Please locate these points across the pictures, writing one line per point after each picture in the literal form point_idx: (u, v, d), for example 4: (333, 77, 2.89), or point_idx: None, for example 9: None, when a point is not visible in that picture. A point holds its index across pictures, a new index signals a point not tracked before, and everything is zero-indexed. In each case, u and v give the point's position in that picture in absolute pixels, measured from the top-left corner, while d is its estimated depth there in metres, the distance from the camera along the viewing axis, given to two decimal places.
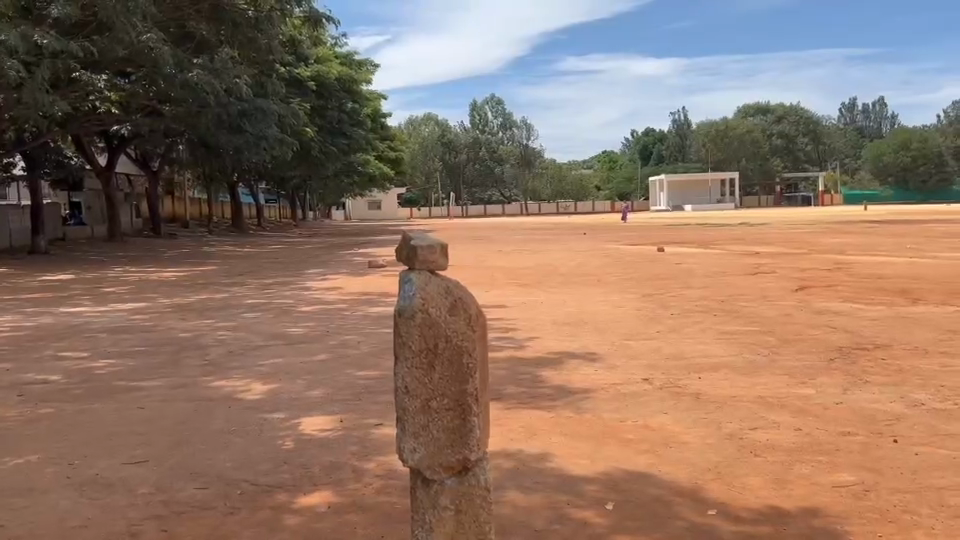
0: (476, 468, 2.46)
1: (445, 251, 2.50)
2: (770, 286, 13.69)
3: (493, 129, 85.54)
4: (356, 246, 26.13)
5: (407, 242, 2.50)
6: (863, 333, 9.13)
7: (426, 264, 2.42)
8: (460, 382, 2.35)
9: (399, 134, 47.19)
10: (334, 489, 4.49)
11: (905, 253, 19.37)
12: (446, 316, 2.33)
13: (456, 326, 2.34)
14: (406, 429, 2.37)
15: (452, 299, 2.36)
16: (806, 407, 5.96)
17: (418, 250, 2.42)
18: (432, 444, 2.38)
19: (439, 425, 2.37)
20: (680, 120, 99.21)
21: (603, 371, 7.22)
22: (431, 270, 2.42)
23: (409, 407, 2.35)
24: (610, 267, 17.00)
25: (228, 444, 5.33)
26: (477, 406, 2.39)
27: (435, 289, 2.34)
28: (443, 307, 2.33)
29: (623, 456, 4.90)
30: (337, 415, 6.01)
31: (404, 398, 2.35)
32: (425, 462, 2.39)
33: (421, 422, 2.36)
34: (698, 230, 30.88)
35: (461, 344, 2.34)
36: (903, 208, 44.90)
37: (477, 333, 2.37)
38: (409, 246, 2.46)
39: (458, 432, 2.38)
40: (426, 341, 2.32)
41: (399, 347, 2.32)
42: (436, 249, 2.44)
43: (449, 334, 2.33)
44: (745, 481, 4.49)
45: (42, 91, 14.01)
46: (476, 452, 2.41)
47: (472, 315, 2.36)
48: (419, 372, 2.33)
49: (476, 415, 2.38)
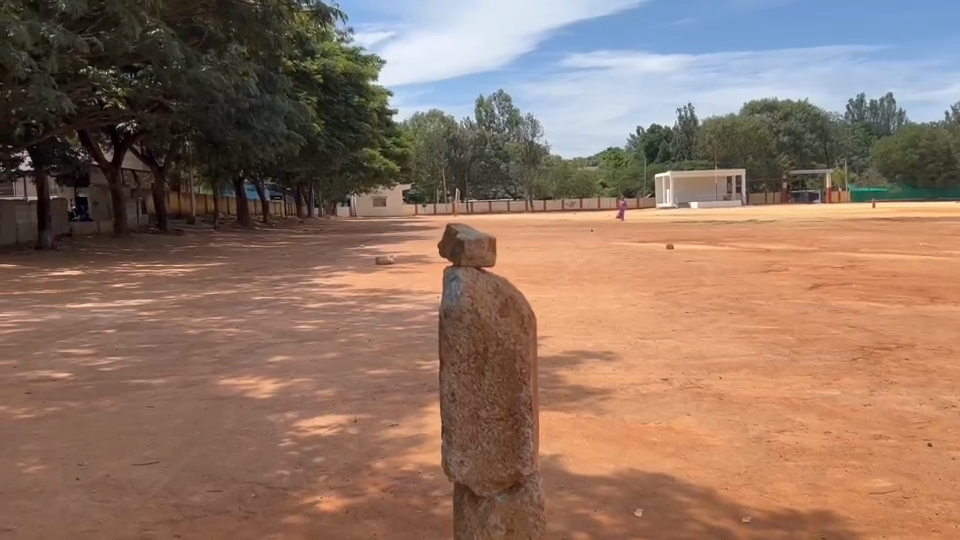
0: (528, 483, 2.32)
1: (492, 246, 2.36)
2: (784, 285, 13.52)
3: (499, 127, 85.29)
4: (363, 242, 25.97)
5: (452, 234, 2.39)
6: (884, 333, 8.95)
7: (473, 255, 2.30)
8: (513, 391, 2.21)
9: (405, 132, 47.03)
10: (346, 491, 4.32)
11: (917, 251, 19.07)
12: (496, 315, 2.18)
13: (510, 316, 2.19)
14: (453, 443, 2.23)
15: (501, 293, 2.22)
16: (832, 409, 5.80)
17: (461, 243, 2.30)
18: (482, 458, 2.24)
19: (489, 436, 2.22)
20: (687, 118, 98.61)
21: (622, 370, 7.05)
22: (478, 265, 2.30)
23: (457, 417, 2.21)
24: (621, 265, 16.82)
25: (241, 445, 5.16)
26: (530, 417, 2.25)
27: (483, 283, 2.20)
28: (494, 305, 2.18)
29: (647, 459, 4.74)
30: (349, 415, 5.83)
31: (449, 405, 2.20)
32: (473, 477, 2.25)
33: (470, 433, 2.22)
34: (708, 228, 30.63)
35: (517, 345, 2.19)
36: (907, 203, 44.56)
37: (532, 335, 2.22)
38: (456, 242, 2.31)
39: (508, 445, 2.24)
40: (476, 340, 2.17)
41: (446, 351, 2.17)
42: (482, 242, 2.32)
43: (501, 330, 2.17)
44: (777, 486, 4.30)
45: (50, 85, 13.98)
46: (529, 467, 2.28)
47: (525, 317, 2.22)
48: (466, 378, 2.18)
49: (530, 427, 2.24)
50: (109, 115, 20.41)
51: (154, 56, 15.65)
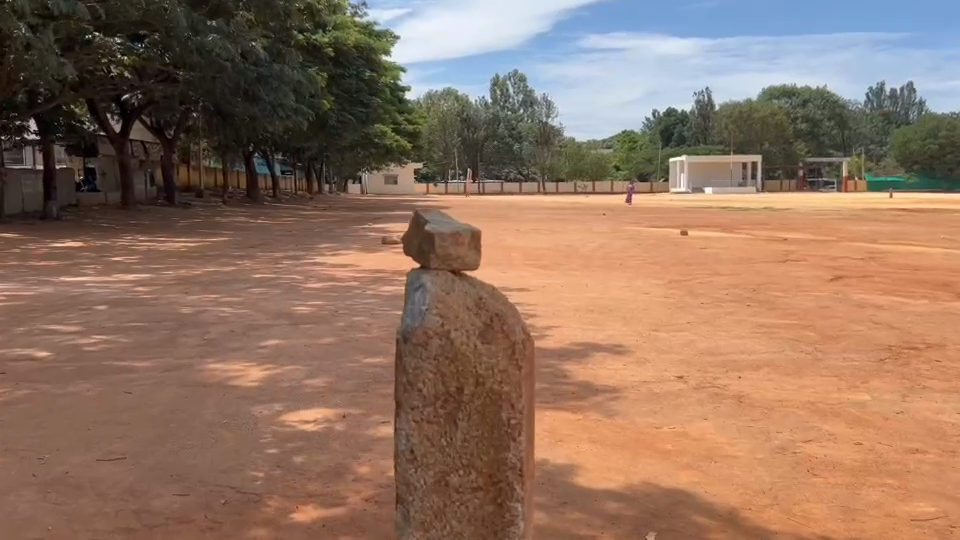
0: None
1: (474, 242, 2.32)
2: (803, 276, 13.00)
3: (513, 106, 84.34)
4: (370, 221, 25.50)
5: (423, 229, 2.33)
6: (911, 331, 8.45)
7: (455, 253, 2.26)
8: (496, 449, 2.23)
9: (418, 109, 46.42)
10: (326, 500, 3.88)
11: (937, 244, 18.52)
12: (479, 342, 2.19)
13: (498, 338, 2.21)
14: (414, 519, 2.25)
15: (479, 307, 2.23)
16: (862, 416, 5.35)
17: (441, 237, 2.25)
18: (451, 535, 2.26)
19: (461, 505, 2.24)
20: (704, 102, 97.16)
21: (634, 366, 6.59)
22: (454, 266, 2.26)
23: (424, 482, 2.22)
24: (634, 250, 16.29)
25: (216, 440, 4.73)
26: (519, 483, 2.24)
27: (458, 298, 2.20)
28: (474, 330, 2.20)
29: (661, 470, 4.30)
30: (339, 408, 5.39)
31: (408, 464, 2.21)
32: None
33: (439, 503, 2.24)
34: (722, 214, 30.01)
35: (507, 375, 2.21)
36: (927, 191, 43.72)
37: (523, 370, 2.22)
38: (430, 238, 2.27)
39: (488, 517, 2.26)
40: (448, 376, 2.18)
41: (407, 395, 2.19)
42: (460, 240, 2.27)
43: (484, 358, 2.19)
44: (805, 507, 3.87)
45: (51, 52, 13.54)
46: None
47: (515, 344, 2.21)
48: (433, 428, 2.20)
49: (517, 498, 2.25)
50: (116, 85, 20.00)
51: (160, 24, 15.17)
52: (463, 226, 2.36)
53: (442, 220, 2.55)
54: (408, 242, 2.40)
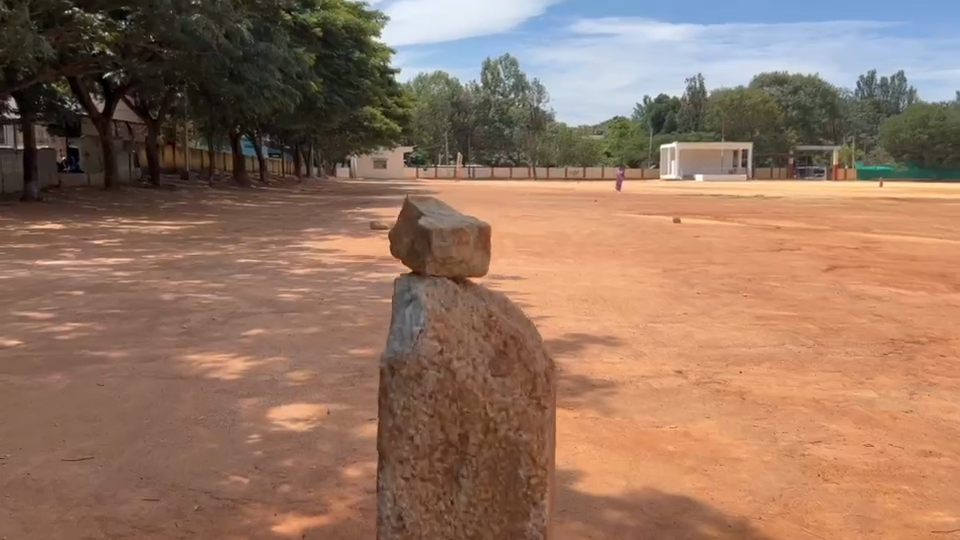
0: None
1: (481, 236, 2.35)
2: (798, 265, 12.77)
3: (504, 91, 83.66)
4: (357, 205, 25.13)
5: (417, 223, 2.35)
6: (913, 323, 8.23)
7: (458, 256, 2.30)
8: (512, 515, 2.24)
9: (408, 92, 45.87)
10: (307, 507, 3.62)
11: (931, 234, 18.32)
12: (490, 377, 2.19)
13: (515, 369, 2.23)
14: None
15: (491, 324, 2.25)
16: (871, 415, 5.12)
17: (444, 232, 2.30)
18: None
19: None
20: (695, 89, 96.68)
21: (631, 359, 6.34)
22: (455, 271, 2.30)
23: None
24: (627, 238, 16.01)
25: (192, 438, 4.46)
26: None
27: (462, 318, 2.20)
28: (484, 360, 2.20)
29: (664, 475, 4.05)
30: (322, 404, 5.12)
31: (393, 532, 2.20)
32: None
33: None
34: (714, 202, 29.73)
35: (527, 416, 2.21)
36: (919, 180, 43.59)
37: (546, 413, 2.24)
38: (431, 241, 2.29)
39: None
40: (449, 422, 2.17)
41: (396, 446, 2.16)
42: (463, 238, 2.31)
43: (500, 392, 2.19)
44: (818, 517, 3.64)
45: (29, 29, 13.11)
46: None
47: (536, 381, 2.23)
48: (429, 488, 2.19)
49: None
50: (99, 64, 19.54)
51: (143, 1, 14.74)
52: (464, 220, 2.39)
53: (433, 207, 2.56)
54: (397, 237, 2.41)
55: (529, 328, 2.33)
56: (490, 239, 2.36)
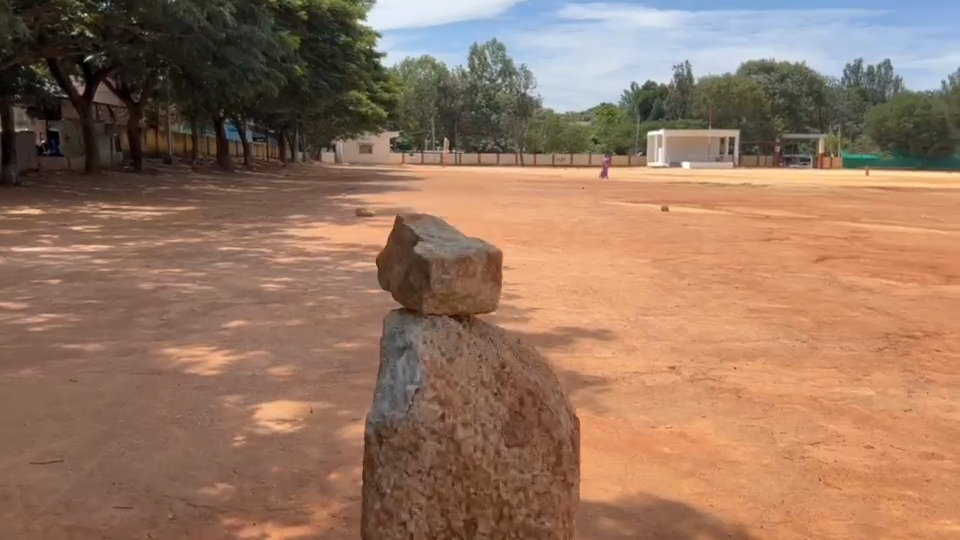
0: None
1: (489, 262, 2.24)
2: (788, 255, 12.64)
3: (491, 76, 83.12)
4: (342, 191, 24.83)
5: (416, 251, 2.25)
6: (906, 316, 8.12)
7: (462, 290, 2.21)
8: None
9: (394, 77, 45.45)
10: (288, 516, 3.44)
11: (920, 223, 18.26)
12: (504, 448, 2.17)
13: (534, 438, 2.21)
14: None
15: (504, 379, 2.23)
16: (870, 414, 4.98)
17: (455, 255, 2.19)
18: None
19: None
20: (682, 76, 96.38)
21: (622, 354, 6.19)
22: (457, 308, 2.24)
23: None
24: (615, 227, 15.85)
25: (168, 440, 4.26)
26: None
27: (469, 377, 2.17)
28: (496, 428, 2.17)
29: (660, 479, 3.90)
30: (304, 402, 4.94)
31: None
32: None
33: None
34: (702, 190, 29.61)
35: (547, 494, 2.22)
36: (905, 168, 43.66)
37: (571, 489, 2.25)
38: (432, 273, 2.19)
39: None
40: (452, 505, 2.14)
41: (387, 531, 2.13)
42: (469, 270, 2.21)
43: (517, 465, 2.18)
44: (822, 526, 3.49)
45: (4, 9, 12.77)
46: None
47: (560, 458, 2.23)
48: None
49: None
50: (78, 46, 19.15)
51: None
52: (473, 246, 2.27)
53: (436, 227, 2.44)
54: (393, 263, 2.33)
55: (547, 381, 2.32)
56: (501, 267, 2.25)
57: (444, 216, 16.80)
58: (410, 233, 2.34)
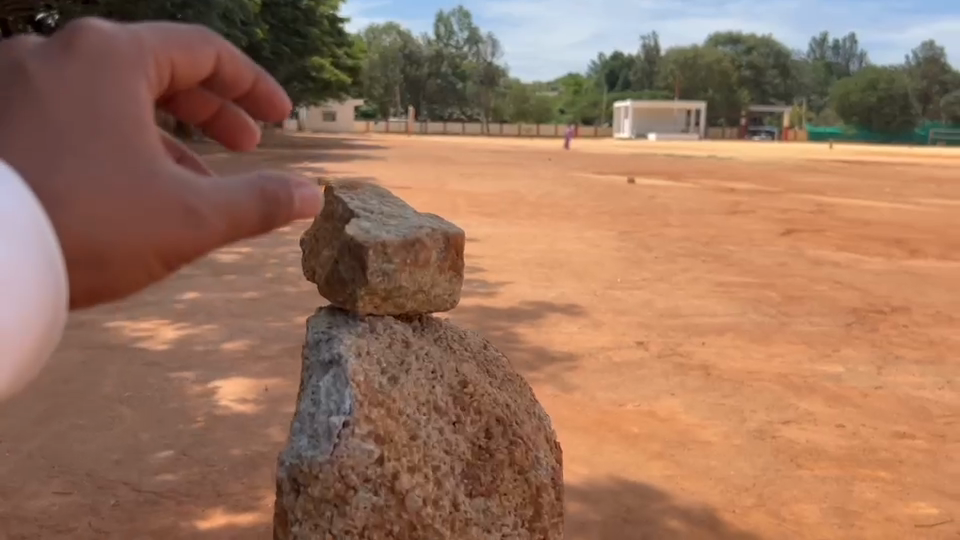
0: None
1: (445, 245, 2.05)
2: (755, 229, 12.60)
3: (458, 44, 82.02)
4: (305, 159, 24.33)
5: (348, 232, 2.01)
6: (873, 291, 8.09)
7: (409, 284, 2.00)
8: None
9: (359, 43, 44.59)
10: (240, 503, 3.25)
11: (883, 198, 18.36)
12: (463, 499, 1.98)
13: (502, 482, 2.06)
14: None
15: (465, 403, 2.07)
16: (840, 392, 4.91)
17: (401, 239, 1.98)
18: None
19: None
20: (649, 48, 96.03)
21: (590, 329, 6.05)
22: (401, 305, 2.04)
23: None
24: (582, 199, 15.71)
25: (115, 420, 4.04)
26: None
27: (415, 410, 1.95)
28: (453, 472, 1.98)
29: (629, 461, 3.77)
30: (260, 379, 4.72)
31: None
32: None
33: None
34: (669, 162, 29.54)
35: None
36: (867, 141, 44.02)
37: None
38: (371, 264, 1.96)
39: None
40: None
41: None
42: (420, 259, 2.00)
43: (479, 520, 2.00)
44: (795, 510, 3.40)
45: None
46: None
47: (534, 512, 2.10)
48: None
49: None
50: None
51: None
52: (423, 225, 2.05)
53: (373, 199, 2.18)
54: (322, 251, 2.11)
55: (518, 407, 2.20)
56: (461, 254, 2.07)
57: (410, 186, 16.49)
58: (342, 209, 2.09)
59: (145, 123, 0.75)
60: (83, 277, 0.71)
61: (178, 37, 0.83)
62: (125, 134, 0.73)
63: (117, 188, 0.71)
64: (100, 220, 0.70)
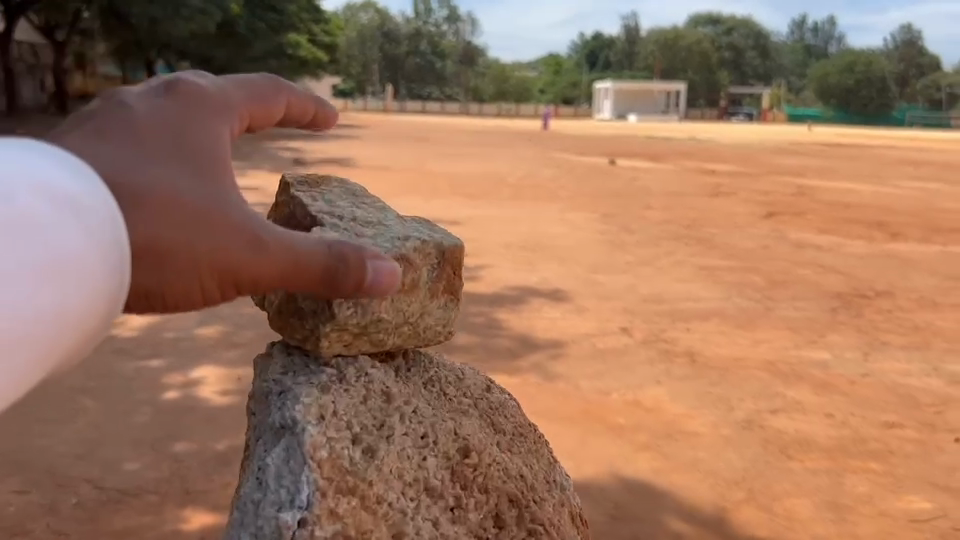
0: None
1: (433, 260, 1.59)
2: (737, 211, 12.51)
3: (437, 22, 81.12)
4: (282, 139, 23.94)
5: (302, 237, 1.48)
6: (856, 275, 8.03)
7: (392, 314, 1.51)
8: None
9: (336, 20, 43.94)
10: (212, 501, 3.10)
11: (863, 180, 18.34)
12: None
13: None
14: None
15: (466, 482, 1.59)
16: (828, 380, 4.82)
17: (386, 253, 1.48)
18: None
19: None
20: (630, 28, 95.54)
21: (573, 315, 5.93)
22: (380, 341, 1.54)
23: None
24: (563, 181, 15.56)
25: (80, 412, 3.86)
26: None
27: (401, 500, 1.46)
28: None
29: (616, 453, 3.65)
30: (234, 368, 4.56)
31: None
32: None
33: None
34: (650, 144, 29.41)
35: None
36: (847, 122, 44.07)
37: None
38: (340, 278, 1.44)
39: None
40: None
41: None
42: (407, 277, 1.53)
43: None
44: (786, 504, 3.30)
45: None
46: None
47: None
48: None
49: None
50: None
51: None
52: (404, 232, 1.59)
53: (327, 195, 1.67)
54: None
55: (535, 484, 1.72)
56: (456, 273, 1.63)
57: (389, 166, 16.26)
58: (303, 214, 1.56)
59: (226, 164, 1.04)
60: (145, 271, 0.93)
61: (252, 88, 1.21)
62: (208, 169, 1.01)
63: (184, 198, 0.96)
64: (174, 226, 0.94)
